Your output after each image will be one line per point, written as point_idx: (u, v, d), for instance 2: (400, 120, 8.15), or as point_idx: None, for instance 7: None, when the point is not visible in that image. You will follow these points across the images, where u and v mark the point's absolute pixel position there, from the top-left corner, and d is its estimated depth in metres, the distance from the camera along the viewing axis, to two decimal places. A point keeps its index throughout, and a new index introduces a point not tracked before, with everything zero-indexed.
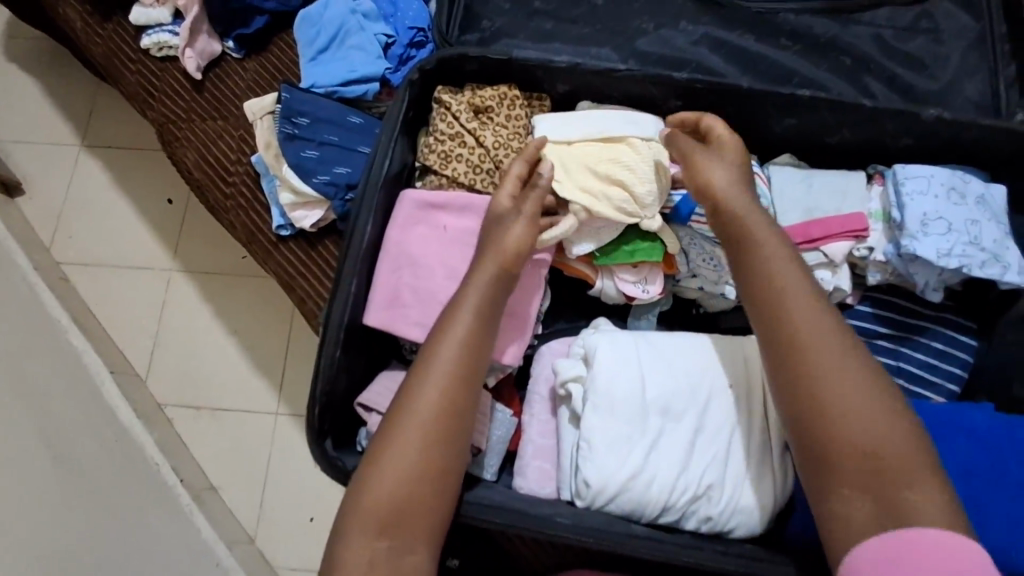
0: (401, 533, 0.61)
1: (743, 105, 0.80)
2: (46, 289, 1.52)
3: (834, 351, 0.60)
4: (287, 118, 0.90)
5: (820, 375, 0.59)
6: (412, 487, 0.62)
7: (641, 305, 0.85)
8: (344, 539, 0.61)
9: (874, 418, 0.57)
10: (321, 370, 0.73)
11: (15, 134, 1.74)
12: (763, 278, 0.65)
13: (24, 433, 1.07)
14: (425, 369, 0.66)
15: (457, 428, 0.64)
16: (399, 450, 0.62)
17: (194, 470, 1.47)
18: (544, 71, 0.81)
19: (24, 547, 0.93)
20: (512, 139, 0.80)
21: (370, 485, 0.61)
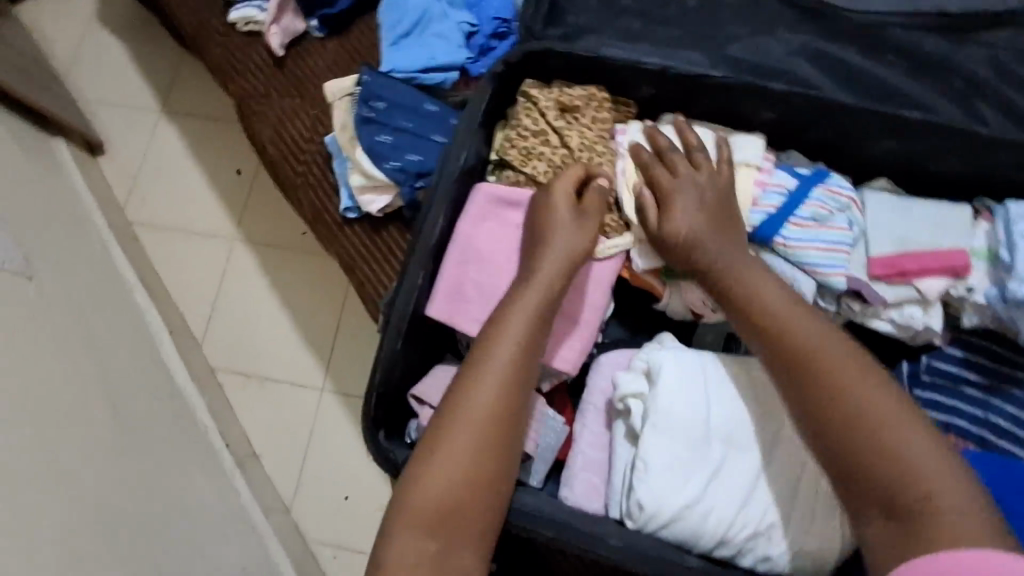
0: (451, 534, 0.60)
1: (842, 123, 0.75)
2: (117, 247, 1.58)
3: (831, 356, 0.59)
4: (364, 105, 0.90)
5: (835, 385, 0.57)
6: (464, 487, 0.61)
7: (709, 322, 0.80)
8: (393, 537, 0.59)
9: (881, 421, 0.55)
10: (382, 358, 0.73)
11: (102, 96, 1.82)
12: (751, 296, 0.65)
13: (87, 388, 1.12)
14: (476, 366, 0.65)
15: (505, 431, 0.63)
16: (449, 449, 0.61)
17: (238, 436, 1.51)
18: (631, 73, 0.78)
19: (80, 499, 0.98)
20: (597, 141, 0.78)
21: (421, 481, 0.61)
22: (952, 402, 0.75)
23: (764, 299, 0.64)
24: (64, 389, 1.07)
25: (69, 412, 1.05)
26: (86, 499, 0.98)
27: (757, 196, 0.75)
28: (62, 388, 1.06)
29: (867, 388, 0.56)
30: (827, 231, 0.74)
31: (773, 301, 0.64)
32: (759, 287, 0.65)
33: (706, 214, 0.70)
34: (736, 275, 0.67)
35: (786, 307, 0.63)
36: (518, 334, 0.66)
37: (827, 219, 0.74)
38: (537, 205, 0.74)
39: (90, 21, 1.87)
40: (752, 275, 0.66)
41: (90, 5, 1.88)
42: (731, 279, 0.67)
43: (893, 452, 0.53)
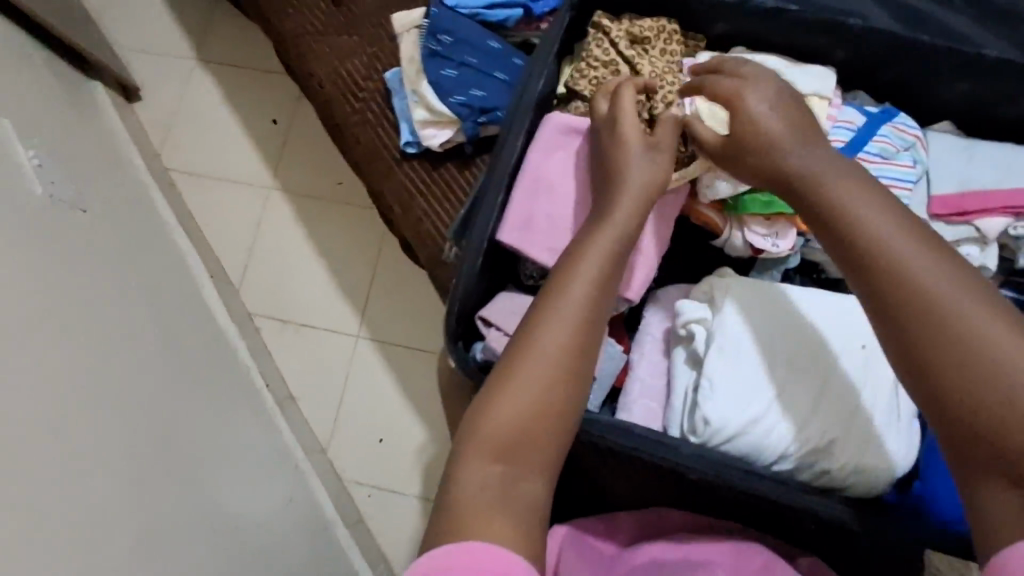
0: (516, 464, 0.57)
1: (913, 63, 0.76)
2: (156, 191, 1.60)
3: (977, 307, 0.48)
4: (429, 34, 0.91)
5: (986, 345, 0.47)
6: (537, 419, 0.58)
7: (767, 259, 0.83)
8: (461, 461, 0.57)
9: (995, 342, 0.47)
10: (465, 274, 0.76)
11: (137, 41, 1.81)
12: (867, 232, 0.54)
13: (139, 320, 1.15)
14: (549, 301, 0.62)
15: (569, 381, 0.60)
16: (509, 397, 0.58)
17: (276, 378, 1.54)
18: (705, 8, 0.79)
19: (138, 423, 1.01)
20: (667, 71, 0.78)
21: (492, 410, 0.58)
22: None
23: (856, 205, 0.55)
24: (118, 322, 1.10)
25: (124, 342, 1.09)
26: (144, 422, 1.02)
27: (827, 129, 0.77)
28: (116, 322, 1.09)
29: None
30: (893, 167, 0.76)
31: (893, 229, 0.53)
32: (877, 219, 0.54)
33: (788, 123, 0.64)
34: (847, 205, 0.56)
35: (915, 245, 0.52)
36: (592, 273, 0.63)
37: (893, 156, 0.77)
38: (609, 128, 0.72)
39: None
40: (867, 204, 0.55)
41: None
42: (842, 211, 0.56)
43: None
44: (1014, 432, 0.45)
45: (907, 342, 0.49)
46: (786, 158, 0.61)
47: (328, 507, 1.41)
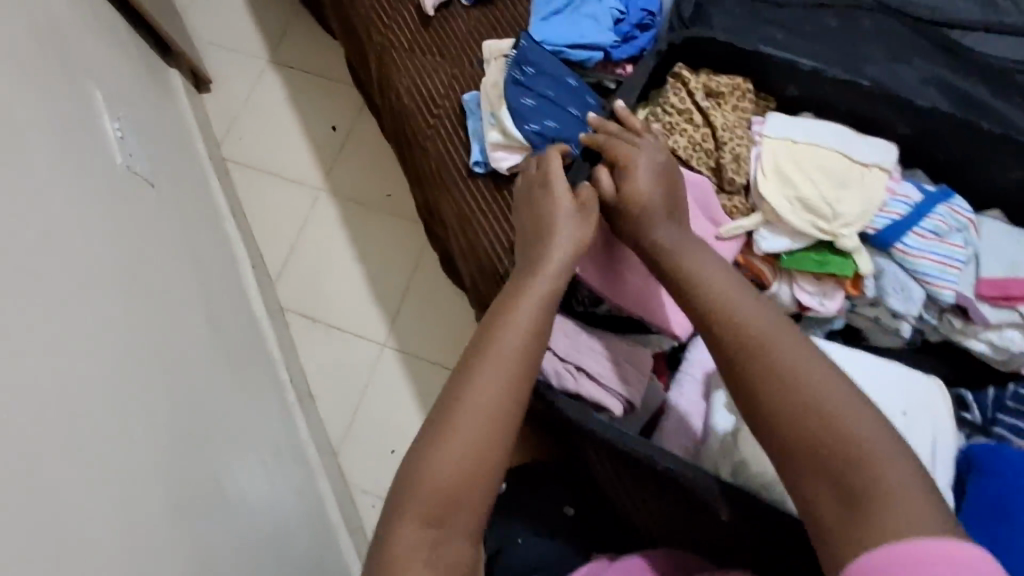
0: (447, 527, 0.55)
1: (974, 146, 0.79)
2: (214, 178, 1.66)
3: (788, 348, 0.57)
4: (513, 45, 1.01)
5: (795, 377, 0.55)
6: (464, 475, 0.57)
7: (813, 317, 0.85)
8: (392, 530, 0.55)
9: (803, 375, 0.55)
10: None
11: (215, 37, 1.91)
12: (700, 285, 0.64)
13: (186, 296, 1.19)
14: (479, 357, 0.61)
15: (502, 431, 0.59)
16: (436, 448, 0.57)
17: (300, 375, 1.56)
18: (780, 71, 0.83)
19: (176, 393, 1.03)
20: (737, 125, 0.83)
21: (423, 474, 0.57)
22: None
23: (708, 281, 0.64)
24: (168, 294, 1.14)
25: (171, 315, 1.12)
26: (182, 394, 1.05)
27: (885, 201, 0.81)
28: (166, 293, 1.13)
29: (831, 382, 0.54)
30: (944, 245, 0.79)
31: (725, 286, 0.63)
32: (713, 276, 0.64)
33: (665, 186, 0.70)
34: (690, 264, 0.66)
35: (741, 298, 0.62)
36: (520, 333, 0.63)
37: (945, 235, 0.80)
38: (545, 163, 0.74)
39: None
40: (702, 265, 0.65)
41: None
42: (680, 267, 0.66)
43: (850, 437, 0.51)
44: (820, 449, 0.52)
45: (751, 405, 0.56)
46: (654, 226, 0.68)
47: (334, 511, 1.41)
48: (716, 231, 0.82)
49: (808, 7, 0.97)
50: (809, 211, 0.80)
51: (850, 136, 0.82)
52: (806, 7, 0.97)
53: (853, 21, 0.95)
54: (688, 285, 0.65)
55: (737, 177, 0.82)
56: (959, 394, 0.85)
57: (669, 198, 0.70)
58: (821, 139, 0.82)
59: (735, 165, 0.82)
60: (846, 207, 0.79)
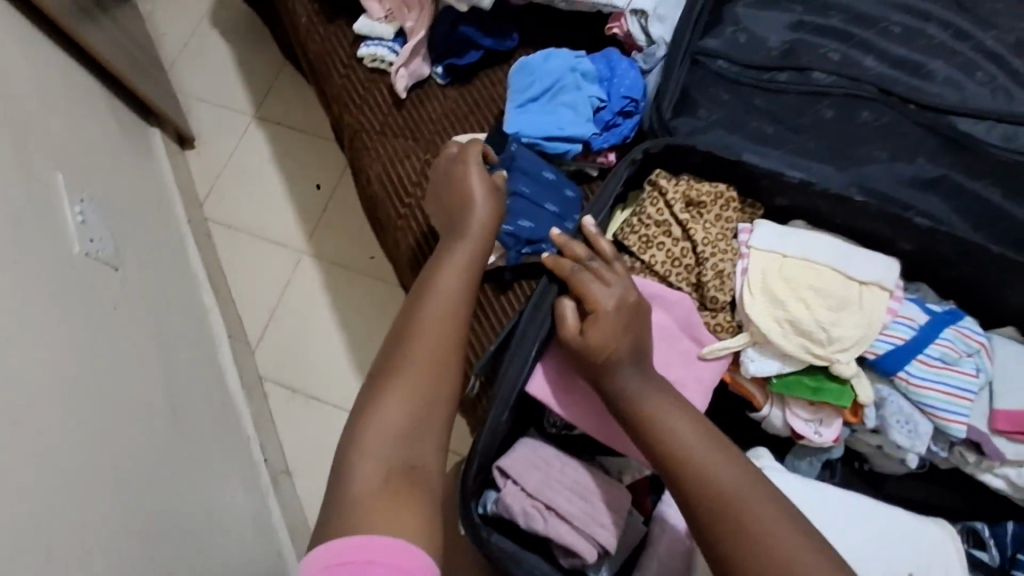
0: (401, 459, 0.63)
1: (982, 267, 0.73)
2: (193, 243, 1.61)
3: (766, 522, 0.56)
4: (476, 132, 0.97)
5: (777, 557, 0.54)
6: (416, 420, 0.65)
7: (807, 446, 0.77)
8: (350, 469, 0.62)
9: (787, 559, 0.54)
10: (489, 426, 0.72)
11: (201, 92, 1.88)
12: (673, 441, 0.61)
13: (154, 388, 1.13)
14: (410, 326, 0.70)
15: (436, 377, 0.67)
16: (385, 409, 0.65)
17: (276, 451, 1.49)
18: (770, 182, 0.77)
19: (140, 504, 0.97)
20: (720, 238, 0.76)
21: (365, 421, 0.64)
22: None
23: (698, 460, 0.60)
24: (135, 388, 1.08)
25: (134, 412, 1.05)
26: (141, 502, 0.98)
27: (886, 323, 0.73)
28: (132, 388, 1.07)
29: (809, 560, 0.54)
30: (953, 373, 0.72)
31: (695, 440, 0.61)
32: (681, 425, 0.62)
33: (628, 318, 0.66)
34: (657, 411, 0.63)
35: (718, 456, 0.60)
36: (445, 298, 0.72)
37: (955, 362, 0.72)
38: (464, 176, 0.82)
39: (201, 20, 1.94)
40: (671, 415, 0.63)
41: (205, 6, 1.96)
42: (646, 416, 0.63)
43: None
44: None
45: None
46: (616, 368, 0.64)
47: None
48: (699, 351, 0.75)
49: (803, 94, 0.90)
50: (800, 334, 0.73)
51: (848, 250, 0.75)
52: (800, 95, 0.90)
53: (851, 112, 0.89)
54: (679, 466, 0.60)
55: (721, 294, 0.76)
56: (972, 527, 0.77)
57: (634, 341, 0.65)
58: (815, 252, 0.75)
59: (718, 282, 0.75)
60: (842, 331, 0.72)
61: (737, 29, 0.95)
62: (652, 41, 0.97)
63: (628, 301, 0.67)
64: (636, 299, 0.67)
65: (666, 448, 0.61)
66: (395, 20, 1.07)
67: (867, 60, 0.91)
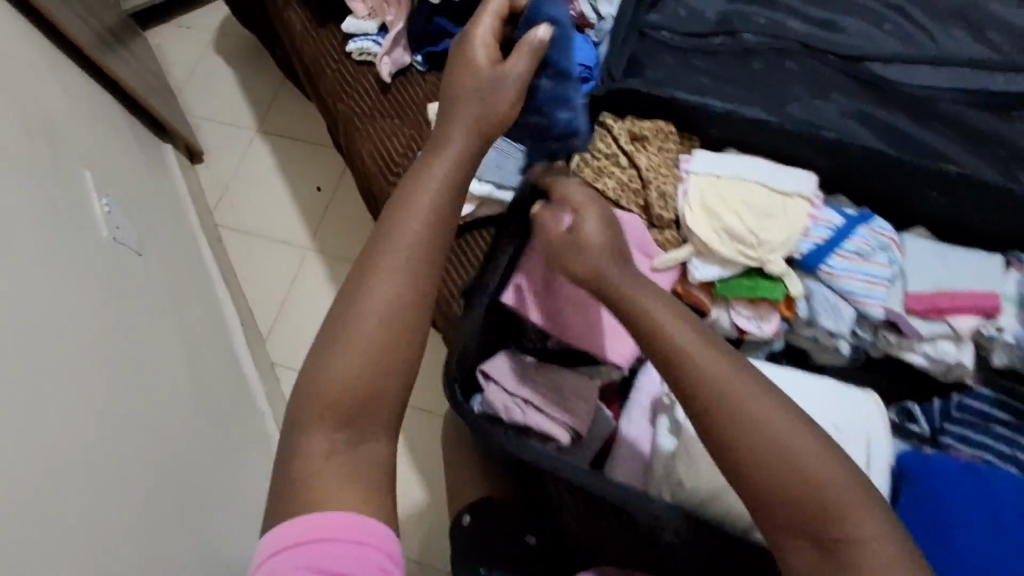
0: (361, 418, 0.59)
1: (887, 174, 0.84)
2: (206, 244, 1.75)
3: (744, 390, 0.56)
4: (559, 104, 0.78)
5: (752, 421, 0.55)
6: (377, 350, 0.60)
7: (753, 341, 0.88)
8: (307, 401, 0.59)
9: (762, 421, 0.55)
10: (467, 329, 0.80)
11: (208, 113, 2.04)
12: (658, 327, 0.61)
13: (174, 359, 1.25)
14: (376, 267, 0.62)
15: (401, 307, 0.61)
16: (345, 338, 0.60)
17: (289, 429, 1.59)
18: (700, 115, 0.89)
19: (164, 454, 1.08)
20: (662, 166, 0.89)
21: (323, 374, 0.59)
22: (979, 437, 0.81)
23: (721, 384, 0.56)
24: (157, 356, 1.19)
25: (158, 377, 1.16)
26: (166, 454, 1.08)
27: (808, 227, 0.85)
28: (154, 354, 1.18)
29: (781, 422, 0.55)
30: (868, 264, 0.83)
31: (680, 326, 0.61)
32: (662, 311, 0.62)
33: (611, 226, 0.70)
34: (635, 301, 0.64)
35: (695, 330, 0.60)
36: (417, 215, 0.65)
37: (868, 255, 0.83)
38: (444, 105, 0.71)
39: (207, 49, 2.12)
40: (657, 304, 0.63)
41: (210, 37, 2.14)
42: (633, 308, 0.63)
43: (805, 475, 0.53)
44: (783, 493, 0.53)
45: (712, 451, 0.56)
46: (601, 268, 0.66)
47: None
48: (651, 264, 0.86)
49: (733, 53, 1.03)
50: (735, 239, 0.84)
51: (774, 169, 0.87)
52: (731, 53, 1.03)
53: (776, 62, 1.01)
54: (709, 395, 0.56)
55: (665, 212, 0.88)
56: (905, 405, 0.86)
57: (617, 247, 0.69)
58: (745, 172, 0.87)
59: (661, 202, 0.88)
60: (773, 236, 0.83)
61: (676, 3, 1.09)
62: (601, 18, 1.11)
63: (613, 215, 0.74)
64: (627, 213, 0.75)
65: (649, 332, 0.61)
66: (378, 16, 1.23)
67: (788, 19, 1.05)
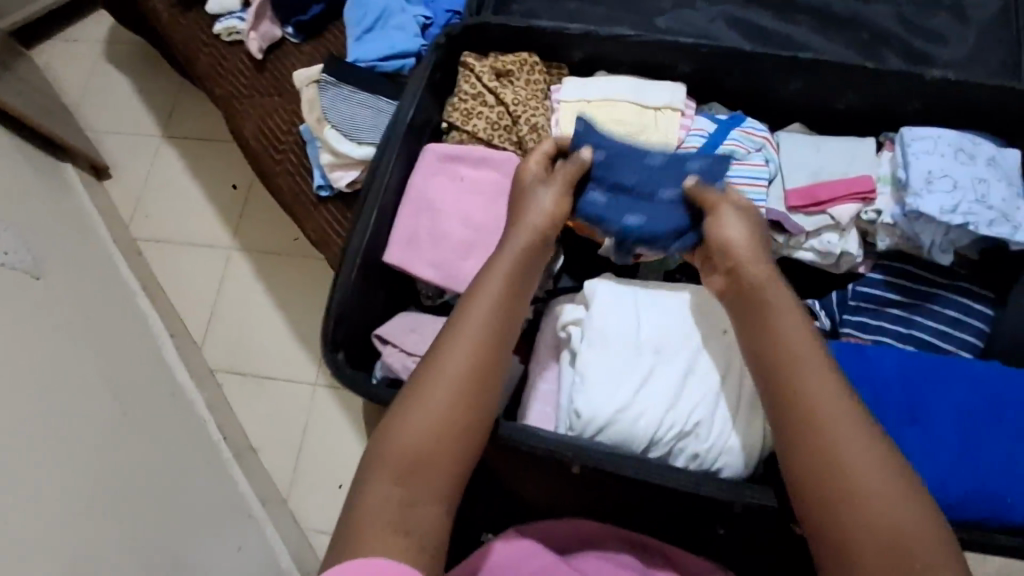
0: (420, 482, 0.60)
1: (750, 70, 0.82)
2: (122, 259, 1.68)
3: (829, 390, 0.57)
4: (674, 237, 0.77)
5: (832, 417, 0.56)
6: (454, 418, 0.62)
7: (648, 262, 0.87)
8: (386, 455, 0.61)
9: (834, 416, 0.56)
10: (338, 288, 0.77)
11: (107, 125, 1.94)
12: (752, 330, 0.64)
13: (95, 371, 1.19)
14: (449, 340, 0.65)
15: (482, 382, 0.64)
16: (424, 402, 0.62)
17: (236, 431, 1.56)
18: (560, 40, 0.86)
19: (92, 469, 1.03)
20: (530, 98, 0.85)
21: (389, 438, 0.61)
22: (876, 321, 0.82)
23: (799, 379, 0.58)
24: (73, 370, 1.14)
25: (81, 394, 1.11)
26: (100, 468, 1.05)
27: (682, 138, 0.84)
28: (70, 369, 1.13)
29: (856, 424, 0.56)
30: (746, 167, 0.82)
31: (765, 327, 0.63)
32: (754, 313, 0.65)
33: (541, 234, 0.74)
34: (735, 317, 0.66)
35: (791, 331, 0.62)
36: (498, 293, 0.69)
37: (745, 157, 0.82)
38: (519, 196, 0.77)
39: (96, 59, 2.02)
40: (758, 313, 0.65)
41: (98, 46, 2.03)
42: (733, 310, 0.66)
43: (876, 472, 0.53)
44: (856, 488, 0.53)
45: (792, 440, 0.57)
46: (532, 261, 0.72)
47: (286, 556, 1.40)
48: None
49: None
50: None
51: (643, 84, 0.85)
52: None
53: None
54: (814, 421, 0.56)
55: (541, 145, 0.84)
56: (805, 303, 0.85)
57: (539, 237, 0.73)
58: (614, 92, 0.85)
59: (534, 135, 0.83)
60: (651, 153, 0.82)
61: None
62: None
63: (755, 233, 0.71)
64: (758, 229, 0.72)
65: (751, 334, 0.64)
66: None
67: None
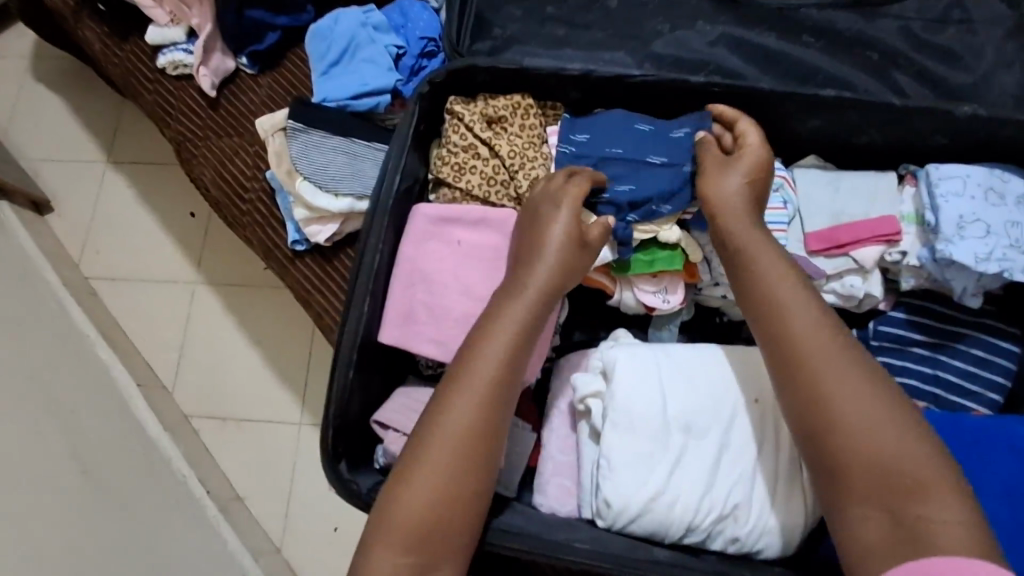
0: (427, 544, 0.54)
1: (765, 109, 0.76)
2: (73, 302, 1.42)
3: (821, 342, 0.56)
4: (665, 199, 0.74)
5: (819, 375, 0.55)
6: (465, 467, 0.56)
7: (662, 315, 0.82)
8: (388, 512, 0.55)
9: (833, 375, 0.54)
10: (335, 390, 0.70)
11: (35, 148, 1.63)
12: (758, 294, 0.61)
13: (50, 437, 0.95)
14: (454, 391, 0.58)
15: (494, 423, 0.58)
16: (428, 458, 0.56)
17: (221, 482, 1.36)
18: (557, 80, 0.78)
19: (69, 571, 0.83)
20: (527, 148, 0.78)
21: (393, 502, 0.55)
22: (903, 363, 0.77)
23: (796, 330, 0.57)
24: (26, 439, 0.90)
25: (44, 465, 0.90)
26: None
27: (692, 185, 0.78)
28: (23, 440, 0.89)
29: (855, 385, 0.54)
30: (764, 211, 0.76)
31: (788, 292, 0.60)
32: (768, 271, 0.62)
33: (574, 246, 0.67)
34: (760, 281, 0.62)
35: (797, 298, 0.59)
36: (513, 321, 0.62)
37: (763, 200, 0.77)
38: (534, 219, 0.69)
39: (11, 65, 1.69)
40: (770, 270, 0.62)
41: None
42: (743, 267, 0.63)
43: (865, 429, 0.52)
44: (847, 447, 0.52)
45: (797, 394, 0.55)
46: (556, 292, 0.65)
47: None
48: None
49: None
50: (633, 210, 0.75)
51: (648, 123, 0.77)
52: None
53: None
54: (797, 356, 0.56)
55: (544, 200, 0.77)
56: None
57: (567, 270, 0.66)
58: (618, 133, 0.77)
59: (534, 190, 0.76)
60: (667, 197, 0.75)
61: None
62: None
63: (750, 193, 0.69)
64: (756, 182, 0.69)
65: (758, 296, 0.61)
66: (182, 21, 1.04)
67: None
